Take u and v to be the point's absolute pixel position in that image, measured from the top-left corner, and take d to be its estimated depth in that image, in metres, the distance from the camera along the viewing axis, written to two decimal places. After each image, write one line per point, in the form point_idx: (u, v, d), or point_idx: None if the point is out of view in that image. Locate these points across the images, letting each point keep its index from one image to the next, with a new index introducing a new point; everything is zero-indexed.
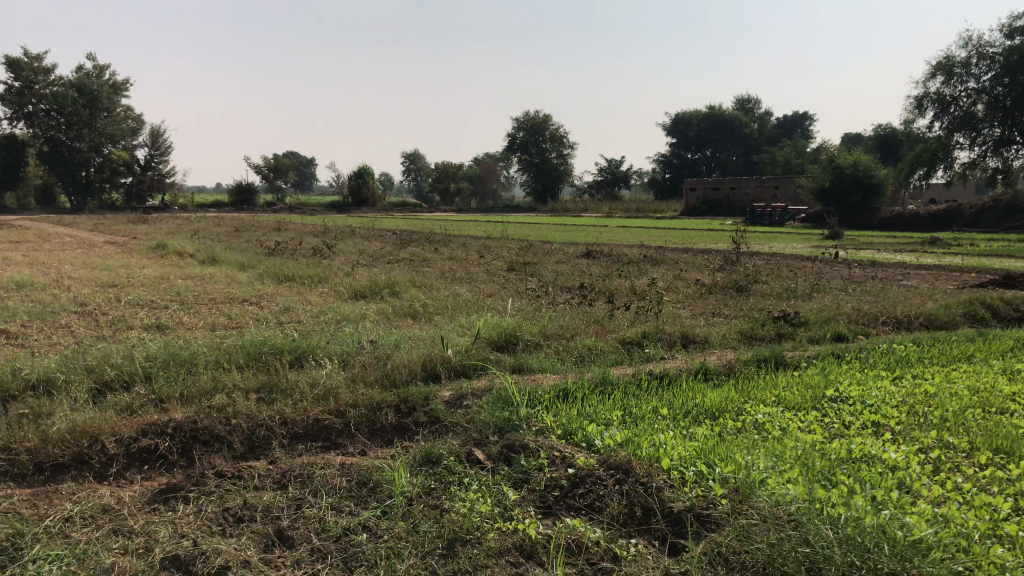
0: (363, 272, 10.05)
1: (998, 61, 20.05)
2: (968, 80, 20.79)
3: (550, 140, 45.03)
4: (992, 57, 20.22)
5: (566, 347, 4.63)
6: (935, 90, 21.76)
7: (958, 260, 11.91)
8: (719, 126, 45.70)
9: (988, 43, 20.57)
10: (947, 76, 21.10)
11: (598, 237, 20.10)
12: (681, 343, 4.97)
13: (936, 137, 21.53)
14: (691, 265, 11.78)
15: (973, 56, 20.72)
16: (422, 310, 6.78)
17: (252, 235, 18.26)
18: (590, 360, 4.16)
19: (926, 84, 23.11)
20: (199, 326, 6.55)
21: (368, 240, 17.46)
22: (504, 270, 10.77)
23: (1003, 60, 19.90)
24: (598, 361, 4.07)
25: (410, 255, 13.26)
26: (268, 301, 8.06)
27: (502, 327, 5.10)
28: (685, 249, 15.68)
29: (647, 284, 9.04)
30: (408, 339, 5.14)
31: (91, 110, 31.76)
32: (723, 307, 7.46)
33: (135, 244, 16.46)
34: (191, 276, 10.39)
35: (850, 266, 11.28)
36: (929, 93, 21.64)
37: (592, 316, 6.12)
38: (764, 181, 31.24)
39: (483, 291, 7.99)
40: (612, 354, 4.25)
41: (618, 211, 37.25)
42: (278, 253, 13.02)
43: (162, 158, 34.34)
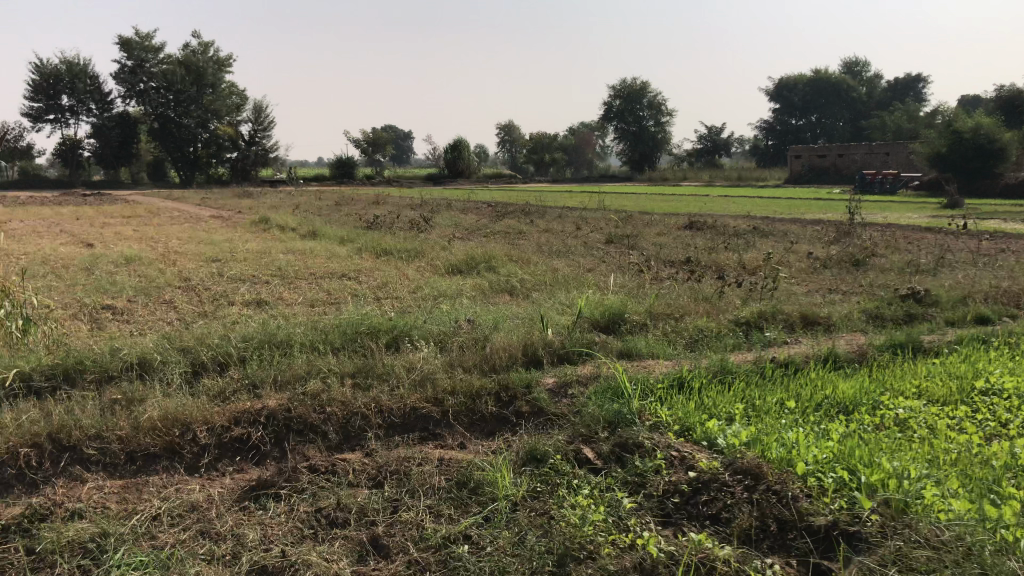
0: (459, 246, 9.92)
1: None
2: None
3: (648, 108, 44.03)
4: None
5: (676, 329, 4.35)
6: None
7: None
8: (826, 90, 43.81)
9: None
10: None
11: (698, 208, 19.51)
12: (803, 326, 4.60)
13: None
14: (800, 238, 11.21)
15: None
16: (520, 285, 6.57)
17: (351, 208, 18.47)
18: (704, 344, 3.86)
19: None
20: (297, 302, 6.53)
21: (464, 212, 17.40)
22: (603, 243, 10.47)
23: None
24: (712, 346, 3.77)
25: (506, 228, 13.10)
26: (365, 276, 8.02)
27: (606, 306, 4.85)
28: (792, 219, 14.99)
29: (755, 258, 8.59)
30: (508, 318, 4.94)
31: (197, 87, 32.74)
32: (841, 284, 6.99)
33: (239, 218, 16.84)
34: (291, 250, 10.49)
35: (976, 238, 10.49)
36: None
37: (701, 294, 5.79)
38: (874, 148, 29.73)
39: (583, 266, 7.74)
40: (727, 338, 3.95)
41: (718, 180, 36.22)
42: (376, 226, 13.07)
43: (264, 133, 35.08)
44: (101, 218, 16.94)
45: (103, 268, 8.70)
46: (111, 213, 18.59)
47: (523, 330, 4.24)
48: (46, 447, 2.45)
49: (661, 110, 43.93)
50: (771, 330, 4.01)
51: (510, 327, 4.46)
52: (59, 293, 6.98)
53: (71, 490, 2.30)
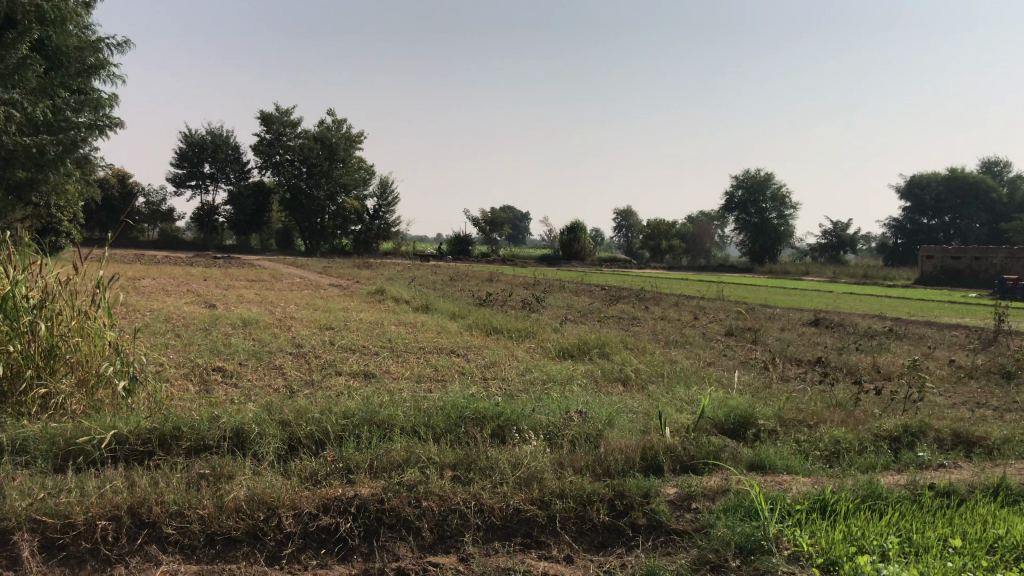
0: (572, 329, 9.71)
1: None
2: None
3: (771, 200, 43.19)
4: None
5: (815, 440, 3.94)
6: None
7: None
8: (960, 190, 41.98)
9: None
10: None
11: (822, 304, 18.70)
12: (961, 448, 4.09)
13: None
14: (939, 343, 10.47)
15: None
16: (634, 376, 6.26)
17: (466, 285, 18.63)
18: (846, 459, 3.45)
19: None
20: (404, 377, 6.41)
21: (578, 295, 17.23)
22: (722, 336, 10.06)
23: None
24: (854, 461, 3.34)
25: (621, 313, 12.82)
26: (474, 354, 7.86)
27: (732, 408, 4.48)
28: (927, 323, 14.11)
29: (890, 363, 7.99)
30: (622, 412, 4.63)
31: (330, 161, 34.16)
32: (992, 399, 6.35)
33: (357, 288, 17.21)
34: (403, 322, 10.51)
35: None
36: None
37: (834, 400, 5.32)
38: (1014, 251, 27.92)
39: (702, 359, 7.36)
40: (872, 454, 3.51)
41: (842, 276, 34.92)
42: (489, 304, 13.01)
43: (388, 207, 36.21)
44: (228, 280, 17.64)
45: (221, 330, 8.91)
46: (238, 276, 19.33)
47: (641, 430, 3.94)
48: (124, 522, 2.29)
49: (784, 202, 42.97)
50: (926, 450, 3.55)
51: (627, 424, 4.16)
52: (176, 352, 7.11)
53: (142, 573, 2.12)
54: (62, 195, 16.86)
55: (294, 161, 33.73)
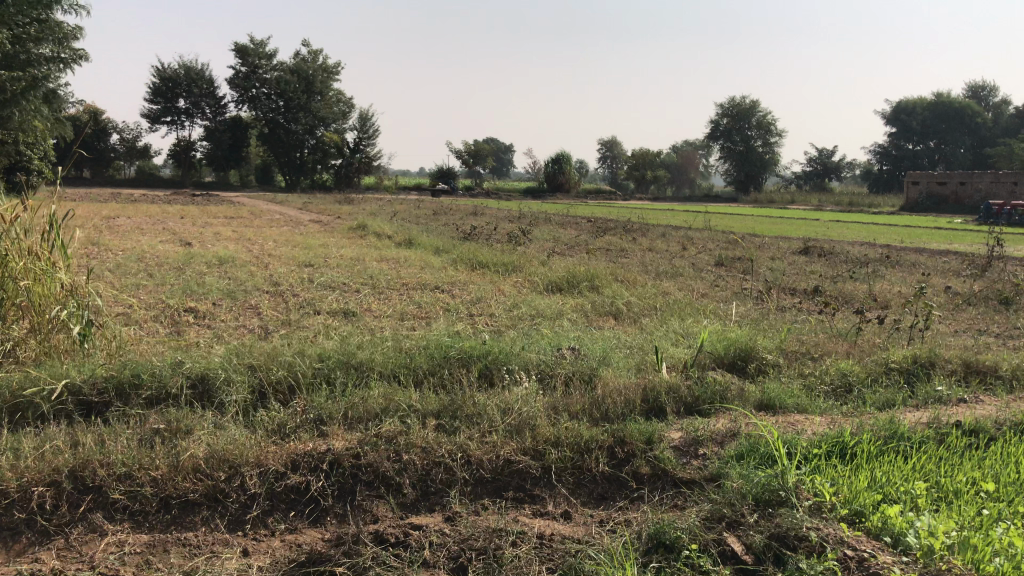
0: (558, 261, 9.43)
1: None
2: None
3: (756, 128, 42.65)
4: None
5: (823, 378, 3.71)
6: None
7: None
8: (946, 115, 41.57)
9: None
10: None
11: (810, 232, 18.49)
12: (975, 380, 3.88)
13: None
14: (932, 269, 10.29)
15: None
16: (626, 309, 6.00)
17: (450, 218, 18.25)
18: (859, 395, 3.22)
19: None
20: (385, 315, 6.13)
21: (564, 227, 16.92)
22: (713, 266, 9.83)
23: None
24: (869, 398, 3.11)
25: (608, 245, 12.55)
26: (459, 289, 7.58)
27: (731, 341, 4.25)
28: (917, 249, 13.94)
29: (887, 290, 7.77)
30: (616, 350, 4.38)
31: (308, 94, 33.19)
32: (993, 326, 6.16)
33: (338, 223, 16.81)
34: (385, 258, 10.20)
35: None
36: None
37: (834, 330, 5.10)
38: (999, 175, 27.77)
39: (695, 290, 7.11)
40: (887, 389, 3.27)
41: (828, 204, 34.74)
42: (474, 237, 12.70)
43: (369, 141, 35.54)
44: (205, 218, 17.19)
45: (196, 268, 8.57)
46: (217, 213, 18.88)
47: (638, 370, 3.70)
48: (65, 488, 2.03)
49: (770, 130, 42.40)
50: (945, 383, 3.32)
51: (624, 363, 3.91)
52: (147, 292, 6.80)
53: (84, 547, 1.86)
54: (31, 132, 16.19)
55: (272, 96, 32.56)
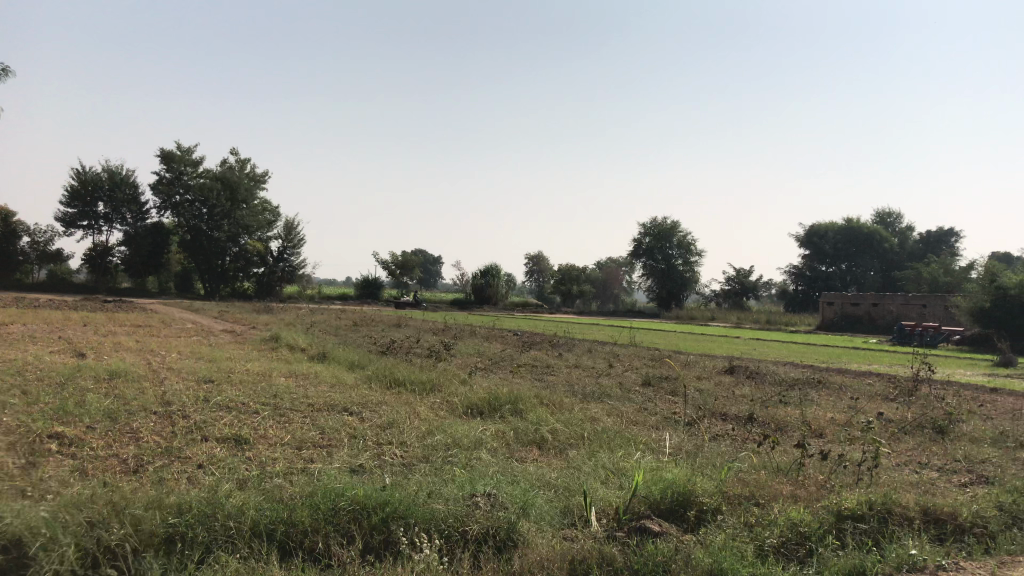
0: (480, 379, 8.92)
1: None
2: None
3: (677, 247, 43.62)
4: None
5: (773, 539, 3.29)
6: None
7: None
8: (857, 239, 42.98)
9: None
10: None
11: (734, 350, 18.48)
12: (941, 536, 3.50)
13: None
14: (861, 393, 10.19)
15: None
16: (550, 437, 5.50)
17: (370, 330, 17.71)
18: (817, 562, 2.80)
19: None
20: (282, 444, 5.49)
21: (488, 340, 16.51)
22: (639, 386, 9.49)
23: None
24: (830, 566, 2.67)
25: (533, 361, 12.13)
26: (371, 411, 6.98)
27: (666, 481, 3.80)
28: (841, 370, 13.95)
29: (821, 416, 7.50)
30: (536, 492, 3.88)
31: (232, 201, 32.51)
32: (934, 459, 5.89)
33: (251, 334, 16.04)
34: (294, 374, 9.53)
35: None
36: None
37: (775, 467, 4.70)
38: (910, 298, 28.59)
39: (623, 414, 6.67)
40: (848, 553, 2.84)
41: (747, 322, 35.36)
42: (392, 351, 12.15)
43: (293, 250, 35.03)
44: (108, 325, 16.20)
45: (80, 384, 7.76)
46: (122, 320, 17.84)
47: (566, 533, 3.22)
48: None
49: (690, 250, 43.38)
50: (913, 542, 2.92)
51: (547, 520, 3.42)
52: (11, 413, 5.99)
53: None
54: None
55: (195, 203, 31.67)
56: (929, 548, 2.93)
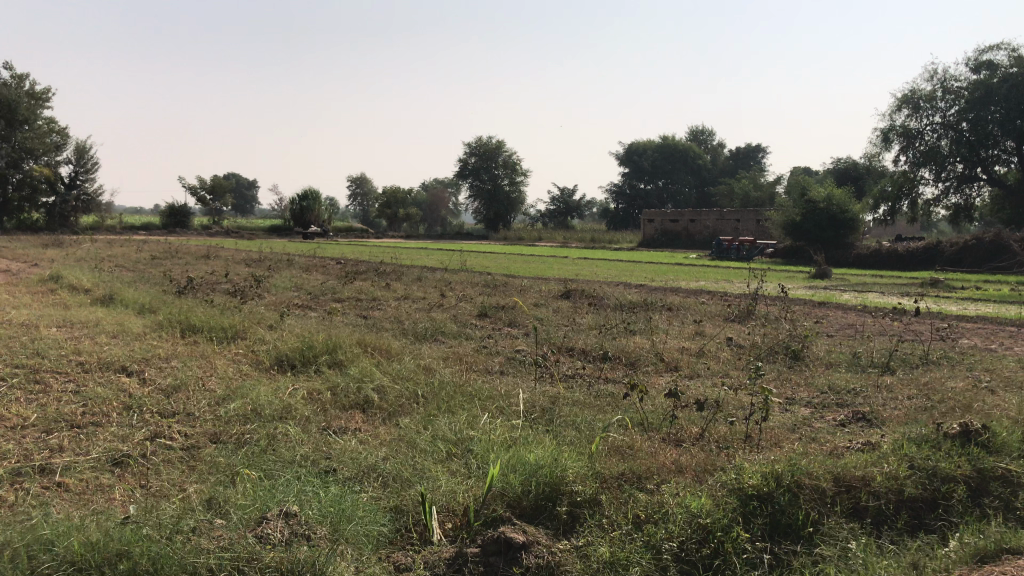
0: (292, 323, 7.75)
1: (962, 95, 22.28)
2: (934, 113, 23.06)
3: (502, 167, 43.18)
4: (956, 92, 22.47)
5: (672, 543, 2.52)
6: (901, 123, 24.20)
7: (991, 313, 10.54)
8: (673, 156, 44.24)
9: (952, 78, 22.86)
10: (914, 109, 23.45)
11: (567, 272, 18.02)
12: (868, 533, 2.83)
13: (902, 172, 24.05)
14: (705, 313, 9.87)
15: (937, 90, 23.09)
16: (379, 399, 4.52)
17: (171, 264, 15.81)
18: None
19: (892, 117, 25.76)
20: (27, 426, 4.19)
21: (308, 271, 15.19)
22: (474, 319, 8.68)
23: (966, 94, 22.14)
24: None
25: (357, 294, 11.04)
26: (156, 370, 5.70)
27: (529, 468, 2.94)
28: (672, 289, 13.75)
29: (673, 346, 6.96)
30: (361, 491, 2.92)
31: (9, 122, 28.22)
32: (800, 392, 5.40)
33: (27, 273, 13.83)
34: (68, 323, 7.93)
35: (912, 321, 9.61)
36: (895, 127, 24.08)
37: (647, 423, 3.98)
38: (724, 214, 29.46)
39: (460, 360, 5.78)
40: None
41: (573, 242, 35.48)
42: (193, 288, 10.66)
43: (86, 175, 31.52)
44: None
45: None
46: None
47: None
48: None
49: (515, 170, 43.08)
50: (858, 561, 2.25)
51: (375, 545, 2.48)
52: None
53: None
54: None
55: None
56: (876, 566, 2.24)
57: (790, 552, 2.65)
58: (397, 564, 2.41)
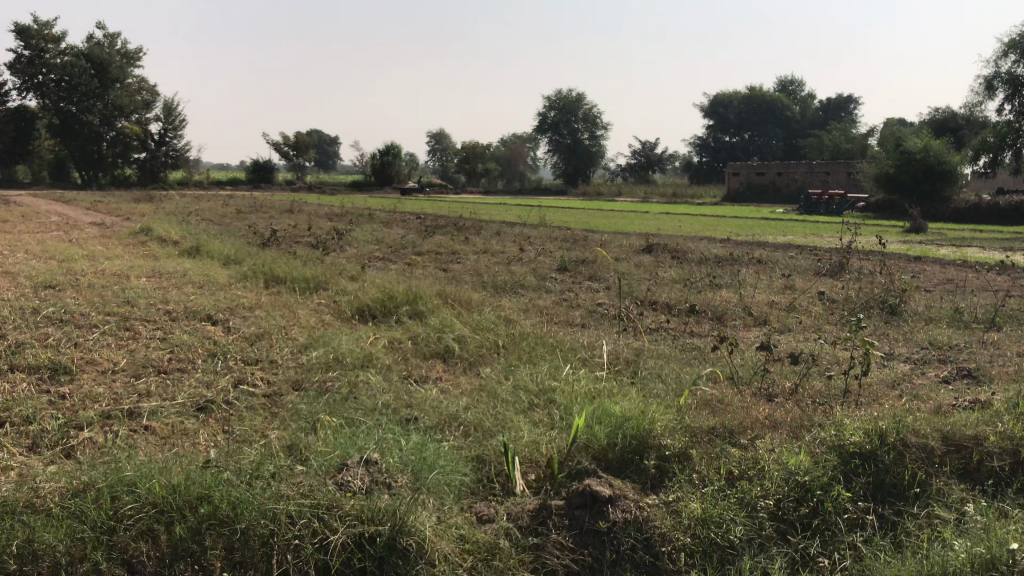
0: (373, 274, 7.76)
1: None
2: None
3: (582, 121, 42.62)
4: None
5: (768, 501, 2.37)
6: (1008, 70, 22.78)
7: None
8: (759, 108, 42.86)
9: None
10: (1021, 55, 22.01)
11: (648, 226, 17.68)
12: (983, 496, 2.62)
13: (1007, 121, 22.67)
14: (794, 268, 9.50)
15: None
16: (460, 349, 4.46)
17: (257, 217, 16.12)
18: None
19: (997, 63, 24.27)
20: (117, 371, 4.28)
21: (389, 225, 15.27)
22: (554, 273, 8.55)
23: None
24: None
25: (437, 247, 11.02)
26: (240, 319, 5.77)
27: (615, 420, 2.82)
28: (758, 243, 13.33)
29: (760, 300, 6.71)
30: (442, 440, 2.85)
31: (102, 80, 28.99)
32: (898, 348, 5.13)
33: (119, 227, 14.26)
34: (158, 273, 8.13)
35: (1018, 276, 9.07)
36: (1000, 74, 22.69)
37: (738, 376, 3.81)
38: (812, 166, 28.42)
39: (541, 312, 5.68)
40: None
41: (654, 196, 34.85)
42: (276, 241, 10.81)
43: (175, 133, 32.37)
44: None
45: None
46: None
47: (480, 529, 2.23)
48: None
49: (595, 123, 42.47)
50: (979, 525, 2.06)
51: (456, 495, 2.41)
52: None
53: None
54: None
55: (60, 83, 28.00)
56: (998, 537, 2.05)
57: (897, 514, 2.48)
58: (479, 516, 2.34)
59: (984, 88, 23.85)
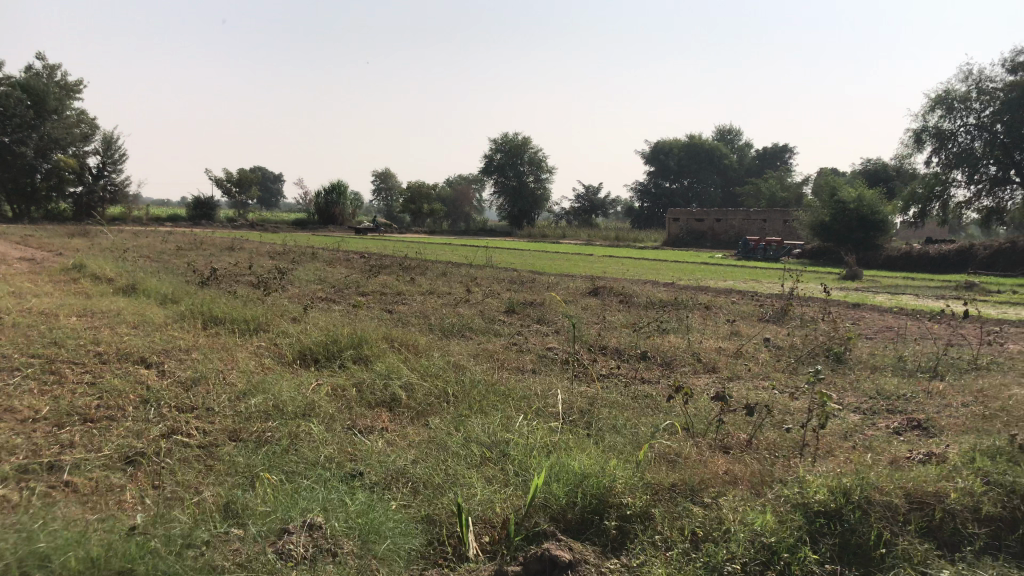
0: (316, 316, 7.55)
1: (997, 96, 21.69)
2: (968, 114, 22.48)
3: (527, 164, 43.04)
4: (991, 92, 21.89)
5: (735, 565, 2.26)
6: (935, 123, 23.65)
7: None
8: (700, 155, 43.80)
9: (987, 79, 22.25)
10: (948, 110, 22.89)
11: (593, 269, 17.76)
12: (948, 556, 2.55)
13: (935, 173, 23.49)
14: (738, 314, 9.56)
15: (971, 91, 22.50)
16: (407, 396, 4.29)
17: (196, 255, 15.72)
18: None
19: (925, 117, 25.21)
20: (38, 419, 4.01)
21: (332, 264, 15.06)
22: (500, 315, 8.45)
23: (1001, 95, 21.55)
24: None
25: (382, 287, 10.85)
26: (175, 362, 5.51)
27: (574, 478, 2.69)
28: (701, 288, 13.46)
29: (707, 346, 6.69)
30: (390, 497, 2.69)
31: (37, 111, 28.28)
32: (846, 397, 5.12)
33: (50, 262, 13.76)
34: (90, 312, 7.79)
35: (952, 324, 9.27)
36: (929, 127, 23.53)
37: (694, 428, 3.72)
38: (751, 213, 29.01)
39: (489, 357, 5.54)
40: None
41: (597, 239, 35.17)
42: (216, 279, 10.52)
43: (113, 167, 31.66)
44: None
45: None
46: None
47: None
48: None
49: (541, 167, 42.91)
50: None
51: (406, 560, 2.25)
52: None
53: None
54: None
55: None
56: None
57: None
58: None
59: (914, 140, 24.71)
